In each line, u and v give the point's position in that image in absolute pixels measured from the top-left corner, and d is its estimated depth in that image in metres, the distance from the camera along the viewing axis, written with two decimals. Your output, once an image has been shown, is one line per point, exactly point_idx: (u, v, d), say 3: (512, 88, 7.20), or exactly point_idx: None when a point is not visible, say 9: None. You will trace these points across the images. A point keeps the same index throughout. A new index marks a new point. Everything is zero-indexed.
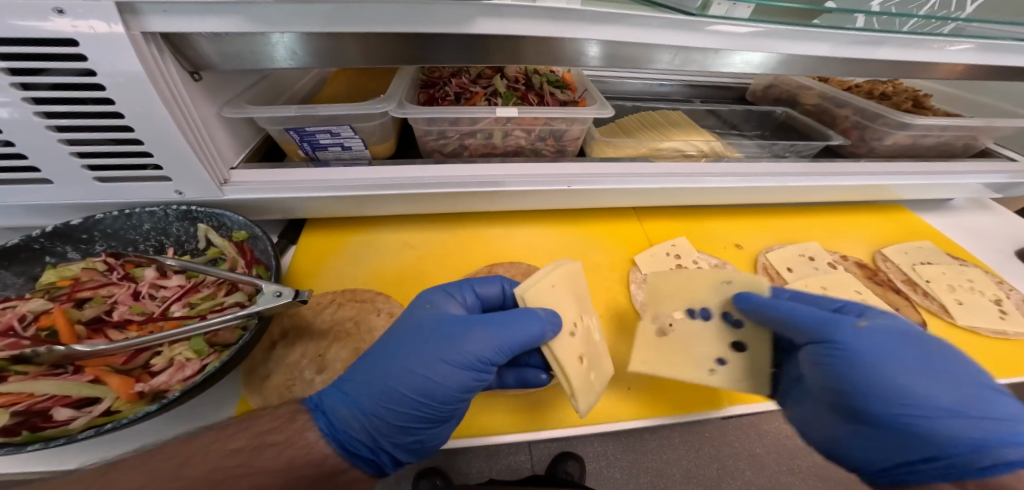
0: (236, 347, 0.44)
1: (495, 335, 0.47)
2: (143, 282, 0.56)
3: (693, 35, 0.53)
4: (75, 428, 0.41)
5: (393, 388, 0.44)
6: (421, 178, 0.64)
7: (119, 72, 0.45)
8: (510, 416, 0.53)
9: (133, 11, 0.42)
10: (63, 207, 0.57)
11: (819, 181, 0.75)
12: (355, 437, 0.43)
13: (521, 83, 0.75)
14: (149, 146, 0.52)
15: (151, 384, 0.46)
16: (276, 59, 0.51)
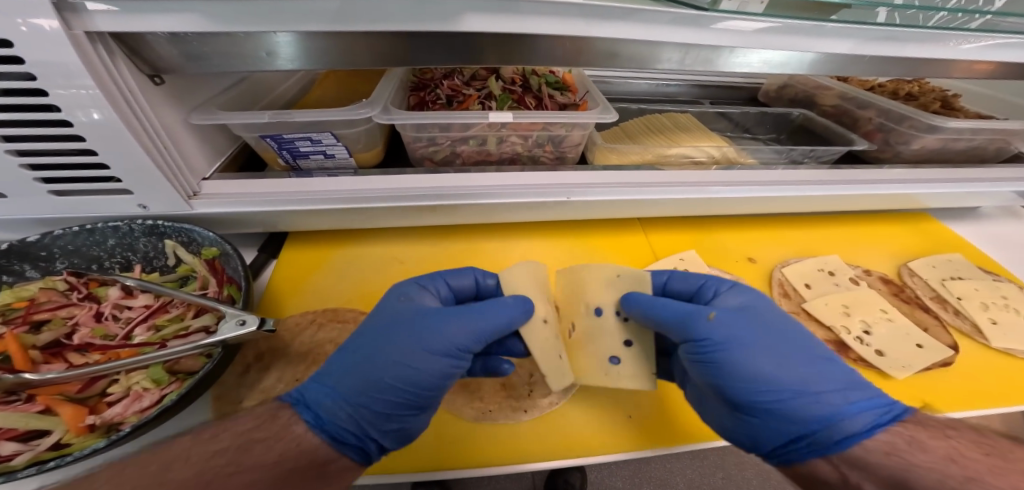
0: (197, 375, 0.38)
1: (473, 320, 0.44)
2: (108, 303, 0.51)
3: (704, 33, 0.47)
4: (17, 467, 0.35)
5: (377, 376, 0.41)
6: (407, 188, 0.59)
7: (63, 75, 0.40)
8: (505, 442, 0.47)
9: (75, 9, 0.37)
10: (23, 222, 0.52)
11: (843, 190, 0.69)
12: (339, 424, 0.39)
13: (518, 84, 0.70)
14: (105, 158, 0.47)
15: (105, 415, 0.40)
16: (242, 60, 0.46)
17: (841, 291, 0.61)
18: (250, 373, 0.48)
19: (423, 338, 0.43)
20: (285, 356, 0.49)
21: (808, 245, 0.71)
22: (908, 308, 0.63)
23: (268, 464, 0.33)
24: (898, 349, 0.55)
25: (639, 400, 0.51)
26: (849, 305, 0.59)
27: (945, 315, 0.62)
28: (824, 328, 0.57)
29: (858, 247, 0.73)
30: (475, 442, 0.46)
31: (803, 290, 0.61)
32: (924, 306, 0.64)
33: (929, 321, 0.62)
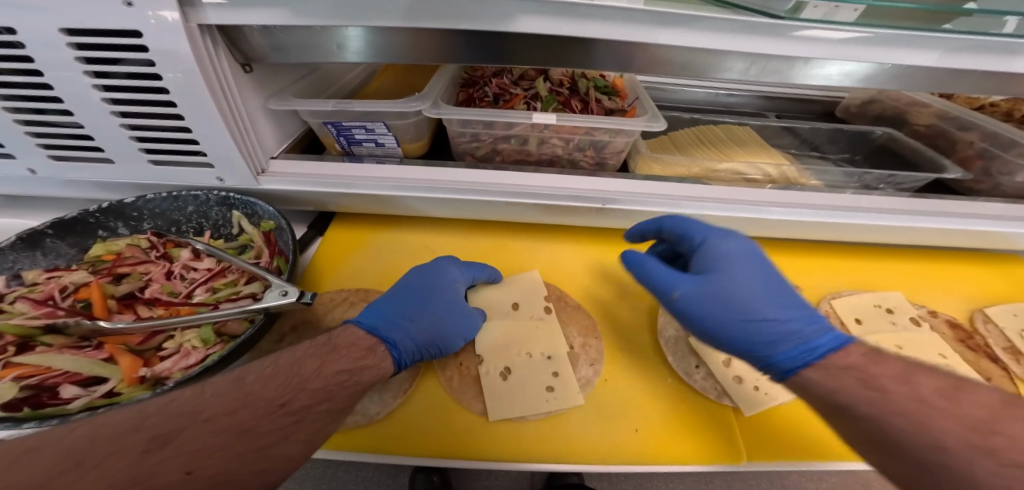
0: (240, 339, 0.42)
1: (425, 312, 0.53)
2: (177, 263, 0.55)
3: (764, 40, 0.44)
4: (73, 410, 0.37)
5: (412, 330, 0.51)
6: (447, 181, 0.62)
7: (174, 62, 0.47)
8: (501, 439, 0.47)
9: (193, 4, 0.44)
10: (125, 185, 0.62)
11: (920, 223, 0.61)
12: (386, 327, 0.51)
13: (565, 87, 0.70)
14: (197, 135, 0.54)
15: (156, 369, 0.43)
16: (322, 52, 0.51)
17: (898, 330, 0.55)
18: (282, 342, 0.51)
19: (433, 286, 0.55)
20: (317, 329, 0.53)
21: (869, 278, 0.64)
22: (973, 356, 0.54)
23: (326, 382, 0.40)
24: None
25: (646, 413, 0.50)
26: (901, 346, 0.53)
27: (1018, 369, 0.53)
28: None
29: (920, 286, 0.64)
30: (475, 435, 0.48)
31: (851, 324, 0.57)
32: (993, 356, 0.54)
33: (995, 372, 0.53)
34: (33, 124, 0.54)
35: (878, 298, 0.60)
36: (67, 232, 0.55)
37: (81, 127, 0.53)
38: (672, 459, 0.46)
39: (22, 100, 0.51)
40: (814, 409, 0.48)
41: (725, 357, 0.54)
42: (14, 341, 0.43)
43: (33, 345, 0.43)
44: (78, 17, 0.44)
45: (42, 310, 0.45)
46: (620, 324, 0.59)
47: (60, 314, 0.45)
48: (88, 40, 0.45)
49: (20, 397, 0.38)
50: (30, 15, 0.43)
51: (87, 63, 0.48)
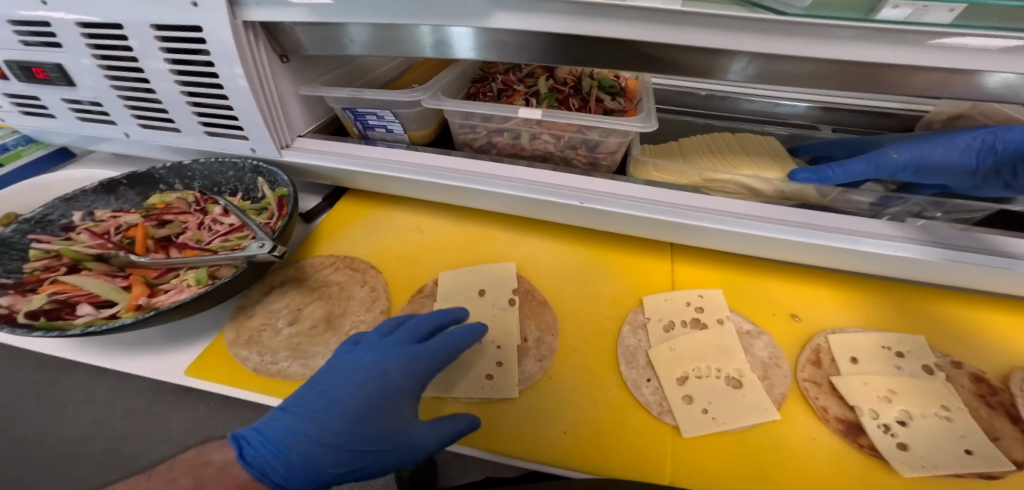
0: (220, 283, 0.50)
1: (335, 406, 0.44)
2: (209, 217, 0.66)
3: (887, 47, 0.38)
4: (75, 324, 0.47)
5: (315, 432, 0.42)
6: (439, 168, 0.66)
7: (222, 53, 0.55)
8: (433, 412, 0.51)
9: (239, 4, 0.52)
10: (176, 151, 0.74)
11: (969, 260, 0.49)
12: (274, 440, 0.41)
13: (567, 86, 0.70)
14: (239, 113, 0.62)
15: (153, 300, 0.51)
16: (345, 44, 0.59)
17: (896, 375, 0.48)
18: (271, 293, 0.61)
19: (371, 419, 0.44)
20: (302, 286, 0.62)
21: (886, 315, 0.56)
22: (992, 416, 0.45)
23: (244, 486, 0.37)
24: (927, 446, 0.42)
25: (580, 416, 0.49)
26: (893, 392, 0.46)
27: None
28: (843, 406, 0.47)
29: (962, 334, 0.53)
30: None
31: (842, 362, 0.50)
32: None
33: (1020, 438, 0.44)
34: (124, 95, 0.62)
35: (886, 339, 0.52)
36: (138, 183, 0.67)
37: (159, 101, 0.62)
38: (591, 466, 0.45)
39: (119, 74, 0.60)
40: (759, 441, 0.45)
41: (680, 374, 0.52)
42: (68, 264, 0.55)
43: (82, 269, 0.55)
44: (153, 13, 0.53)
45: (98, 241, 0.58)
46: (581, 324, 0.58)
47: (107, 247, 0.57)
48: (170, 33, 0.54)
49: (53, 305, 0.49)
50: (123, 5, 0.53)
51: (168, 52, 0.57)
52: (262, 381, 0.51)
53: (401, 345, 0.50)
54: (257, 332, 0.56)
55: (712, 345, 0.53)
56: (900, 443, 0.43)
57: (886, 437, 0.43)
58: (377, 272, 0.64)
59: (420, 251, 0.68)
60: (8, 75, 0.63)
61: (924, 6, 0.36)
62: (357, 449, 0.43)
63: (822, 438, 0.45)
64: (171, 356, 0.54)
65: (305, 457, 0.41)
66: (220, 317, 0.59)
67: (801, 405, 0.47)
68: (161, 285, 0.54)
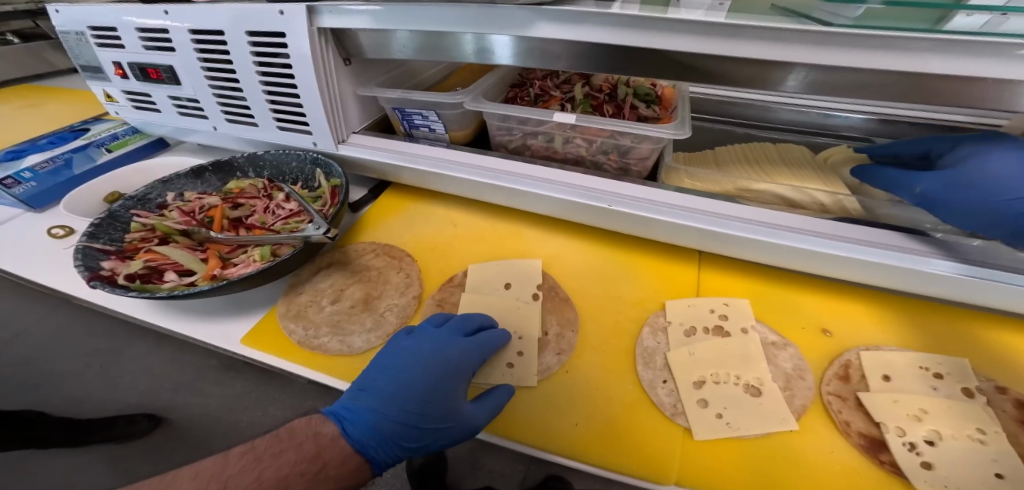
0: (281, 260, 0.56)
1: (398, 388, 0.51)
2: (273, 202, 0.74)
3: (962, 57, 0.38)
4: (162, 288, 0.53)
5: (383, 411, 0.49)
6: (476, 166, 0.70)
7: (299, 55, 0.63)
8: None
9: (316, 12, 0.59)
10: (240, 142, 0.81)
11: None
12: (351, 415, 0.49)
13: (603, 93, 0.72)
14: (307, 109, 0.69)
15: (225, 272, 0.58)
16: (401, 50, 0.64)
17: (929, 397, 0.47)
18: (318, 273, 0.68)
19: (434, 400, 0.50)
20: (346, 268, 0.68)
21: (926, 338, 0.54)
22: None
23: (319, 466, 0.42)
24: (957, 470, 0.42)
25: (595, 411, 0.51)
26: (924, 411, 0.46)
27: None
28: (867, 421, 0.47)
29: (1012, 360, 0.51)
30: None
31: (872, 380, 0.49)
32: None
33: None
34: (218, 93, 0.71)
35: (921, 360, 0.51)
36: (219, 170, 0.75)
37: (244, 98, 0.71)
38: (600, 459, 0.47)
39: (214, 74, 0.69)
40: (773, 452, 0.46)
41: (698, 378, 0.52)
42: (159, 237, 0.62)
43: (168, 241, 0.62)
44: (247, 20, 0.61)
45: (185, 219, 0.65)
46: (602, 323, 0.60)
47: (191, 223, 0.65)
48: (262, 38, 0.62)
49: (146, 271, 0.56)
50: (223, 14, 0.61)
51: (257, 56, 0.65)
52: (303, 354, 0.57)
53: (452, 335, 0.55)
54: (304, 306, 0.63)
55: (733, 352, 0.53)
56: (924, 463, 0.43)
57: (910, 456, 0.43)
58: (413, 261, 0.69)
59: (453, 244, 0.73)
60: (126, 74, 0.73)
61: (1002, 15, 0.37)
62: (431, 427, 0.50)
63: (840, 451, 0.45)
64: (231, 325, 0.61)
65: (388, 432, 0.48)
66: (275, 292, 0.66)
67: (822, 418, 0.48)
68: (232, 259, 0.61)
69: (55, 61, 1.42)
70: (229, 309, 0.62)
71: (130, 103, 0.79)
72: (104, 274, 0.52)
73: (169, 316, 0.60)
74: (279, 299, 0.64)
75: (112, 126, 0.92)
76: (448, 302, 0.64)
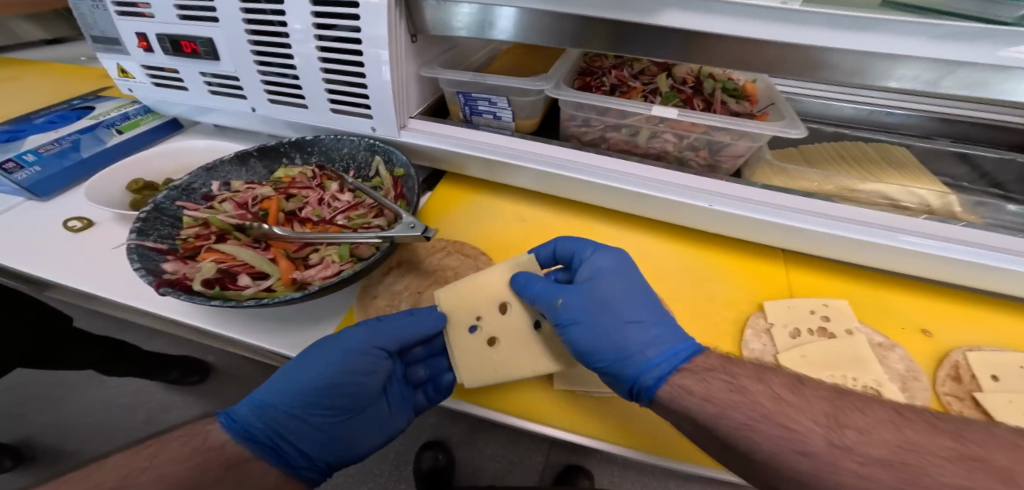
0: (368, 262, 0.50)
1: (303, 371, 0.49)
2: (327, 193, 0.67)
3: None
4: (244, 295, 0.47)
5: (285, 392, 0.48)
6: (556, 158, 0.65)
7: (372, 31, 0.55)
8: (559, 409, 0.51)
9: None
10: (279, 124, 0.73)
11: (910, 242, 0.50)
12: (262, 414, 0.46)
13: (687, 86, 0.68)
14: (371, 90, 0.62)
15: (304, 274, 0.52)
16: (483, 29, 0.58)
17: None
18: (389, 273, 0.62)
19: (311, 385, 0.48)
20: (417, 268, 0.63)
21: (1018, 337, 0.56)
22: None
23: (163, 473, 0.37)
24: None
25: None
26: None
27: None
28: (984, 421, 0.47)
29: None
30: (538, 398, 0.52)
31: (984, 380, 0.50)
32: None
33: None
34: (264, 71, 0.63)
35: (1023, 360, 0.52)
36: (265, 155, 0.67)
37: (296, 76, 0.62)
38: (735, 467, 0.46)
39: (262, 47, 0.60)
40: None
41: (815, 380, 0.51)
42: (216, 233, 0.55)
43: (229, 238, 0.55)
44: None
45: (240, 212, 0.58)
46: (702, 325, 0.58)
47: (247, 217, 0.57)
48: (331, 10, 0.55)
49: (219, 275, 0.49)
50: None
51: (318, 29, 0.57)
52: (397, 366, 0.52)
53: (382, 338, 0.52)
54: (413, 291, 0.60)
55: (844, 353, 0.53)
56: None
57: None
58: (489, 260, 0.64)
59: (528, 240, 0.69)
60: (151, 47, 0.62)
61: None
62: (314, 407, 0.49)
63: None
64: (301, 333, 0.54)
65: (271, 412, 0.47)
66: (345, 295, 0.60)
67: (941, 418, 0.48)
68: (302, 259, 0.55)
69: (18, 31, 1.25)
70: (298, 316, 0.56)
71: (148, 80, 0.68)
72: (170, 278, 0.45)
73: (227, 322, 0.54)
74: (352, 302, 0.59)
75: (120, 104, 0.80)
76: None
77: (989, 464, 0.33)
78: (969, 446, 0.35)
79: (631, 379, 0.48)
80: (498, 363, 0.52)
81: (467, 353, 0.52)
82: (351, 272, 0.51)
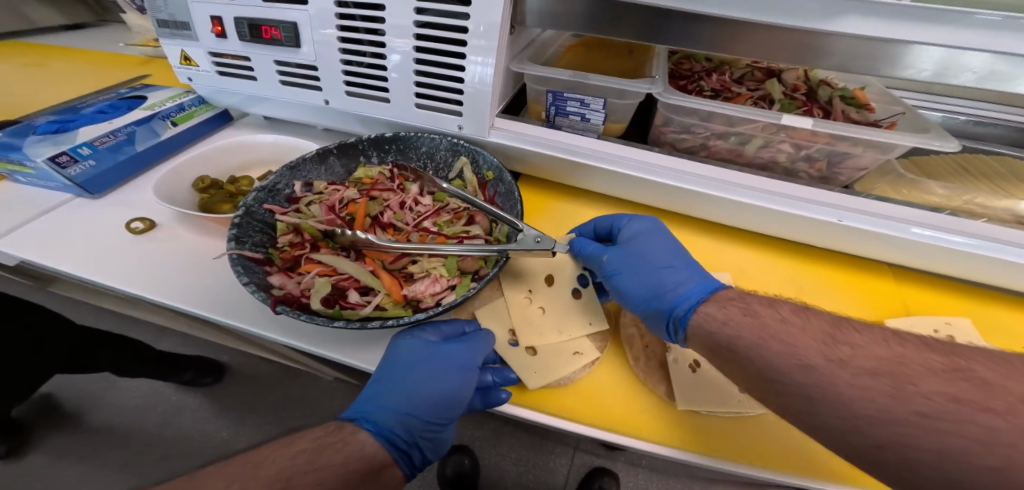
0: (486, 279, 0.45)
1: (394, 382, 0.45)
2: (408, 196, 0.61)
3: None
4: (361, 313, 0.44)
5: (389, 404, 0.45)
6: (657, 165, 0.60)
7: (482, 21, 0.50)
8: (692, 432, 0.45)
9: None
10: (351, 121, 0.67)
11: (920, 234, 0.52)
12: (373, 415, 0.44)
13: (800, 94, 0.69)
14: (466, 86, 0.56)
15: (412, 290, 0.47)
16: (600, 23, 0.53)
17: None
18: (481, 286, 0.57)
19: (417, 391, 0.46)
20: (510, 277, 0.58)
21: None
22: None
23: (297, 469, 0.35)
24: None
25: None
26: None
27: None
28: None
29: None
30: (663, 419, 0.46)
31: None
32: None
33: None
34: (347, 60, 0.57)
35: None
36: (342, 154, 0.61)
37: (385, 68, 0.57)
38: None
39: (350, 33, 0.55)
40: None
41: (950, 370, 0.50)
42: (309, 240, 0.51)
43: (321, 246, 0.51)
44: None
45: (328, 218, 0.53)
46: None
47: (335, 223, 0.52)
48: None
49: (326, 292, 0.45)
50: None
51: (419, 16, 0.52)
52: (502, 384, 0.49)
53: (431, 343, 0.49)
54: (522, 305, 0.54)
55: None
56: None
57: None
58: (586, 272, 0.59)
59: None
60: (225, 33, 0.59)
61: None
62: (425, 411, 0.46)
63: None
64: None
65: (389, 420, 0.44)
66: None
67: None
68: (401, 271, 0.50)
69: (34, 17, 1.18)
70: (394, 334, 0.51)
71: (214, 67, 0.64)
72: (279, 294, 0.42)
73: (312, 334, 0.48)
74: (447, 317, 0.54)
75: (173, 94, 0.73)
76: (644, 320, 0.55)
77: (968, 375, 0.32)
78: (948, 358, 0.34)
79: (677, 302, 0.47)
80: (555, 358, 0.49)
81: (512, 361, 0.49)
82: (464, 291, 0.46)
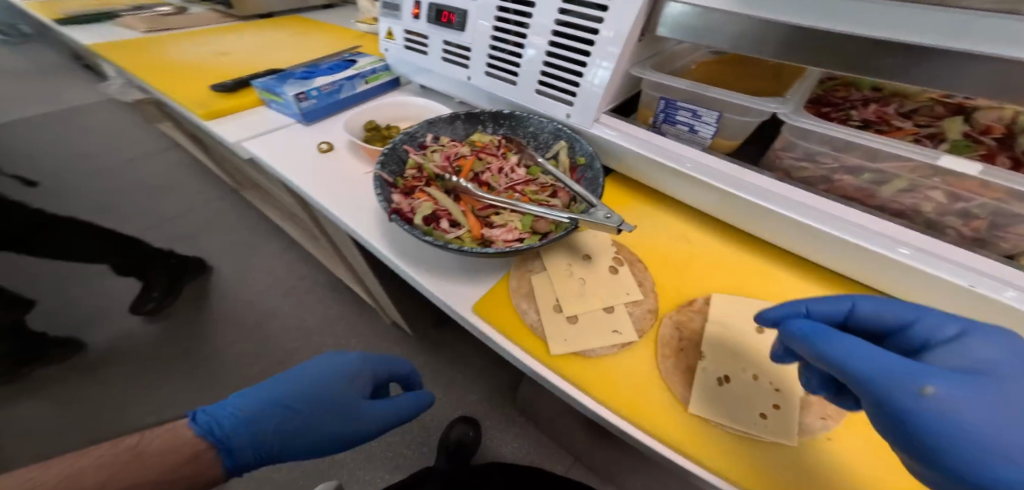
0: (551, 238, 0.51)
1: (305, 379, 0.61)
2: (507, 163, 0.71)
3: None
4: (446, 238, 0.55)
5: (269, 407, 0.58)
6: (754, 183, 0.58)
7: (615, 26, 0.56)
8: (687, 430, 0.45)
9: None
10: (485, 96, 0.79)
11: None
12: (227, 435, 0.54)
13: (998, 137, 0.57)
14: (585, 77, 0.63)
15: (490, 233, 0.57)
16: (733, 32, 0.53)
17: None
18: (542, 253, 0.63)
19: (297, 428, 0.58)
20: (574, 248, 0.64)
21: None
22: None
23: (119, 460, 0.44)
24: None
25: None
26: None
27: None
28: None
29: None
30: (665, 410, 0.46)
31: None
32: None
33: None
34: (494, 44, 0.70)
35: None
36: (466, 118, 0.74)
37: (521, 56, 0.68)
38: None
39: (502, 23, 0.67)
40: None
41: None
42: (426, 178, 0.64)
43: (432, 183, 0.64)
44: None
45: (444, 164, 0.66)
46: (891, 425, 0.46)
47: (446, 169, 0.65)
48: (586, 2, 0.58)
49: (429, 215, 0.58)
50: None
51: (561, 13, 0.61)
52: (524, 333, 0.54)
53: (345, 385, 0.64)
54: (564, 277, 0.59)
55: None
56: None
57: None
58: (644, 270, 0.61)
59: (689, 264, 0.63)
60: (420, 14, 0.77)
61: None
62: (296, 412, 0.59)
63: None
64: (466, 286, 0.59)
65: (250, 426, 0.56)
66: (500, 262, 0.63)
67: None
68: (486, 218, 0.60)
69: None
70: (466, 269, 0.62)
71: (404, 42, 0.83)
72: (397, 209, 0.55)
73: (407, 251, 0.62)
74: (509, 269, 0.62)
75: (372, 61, 0.97)
76: (689, 327, 0.54)
77: None
78: None
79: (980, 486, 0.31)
80: (587, 337, 0.53)
81: (552, 325, 0.54)
82: (531, 242, 0.53)
